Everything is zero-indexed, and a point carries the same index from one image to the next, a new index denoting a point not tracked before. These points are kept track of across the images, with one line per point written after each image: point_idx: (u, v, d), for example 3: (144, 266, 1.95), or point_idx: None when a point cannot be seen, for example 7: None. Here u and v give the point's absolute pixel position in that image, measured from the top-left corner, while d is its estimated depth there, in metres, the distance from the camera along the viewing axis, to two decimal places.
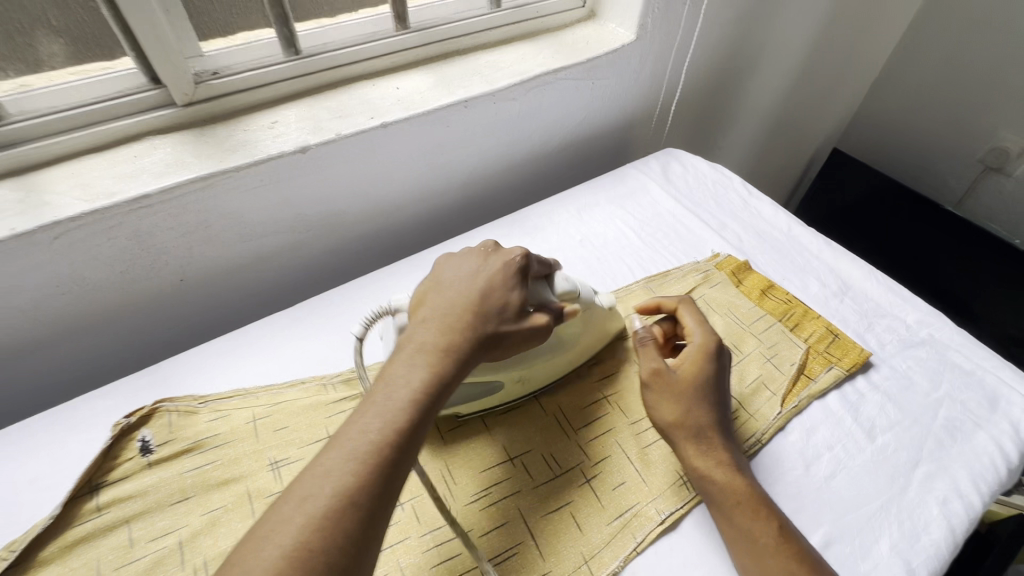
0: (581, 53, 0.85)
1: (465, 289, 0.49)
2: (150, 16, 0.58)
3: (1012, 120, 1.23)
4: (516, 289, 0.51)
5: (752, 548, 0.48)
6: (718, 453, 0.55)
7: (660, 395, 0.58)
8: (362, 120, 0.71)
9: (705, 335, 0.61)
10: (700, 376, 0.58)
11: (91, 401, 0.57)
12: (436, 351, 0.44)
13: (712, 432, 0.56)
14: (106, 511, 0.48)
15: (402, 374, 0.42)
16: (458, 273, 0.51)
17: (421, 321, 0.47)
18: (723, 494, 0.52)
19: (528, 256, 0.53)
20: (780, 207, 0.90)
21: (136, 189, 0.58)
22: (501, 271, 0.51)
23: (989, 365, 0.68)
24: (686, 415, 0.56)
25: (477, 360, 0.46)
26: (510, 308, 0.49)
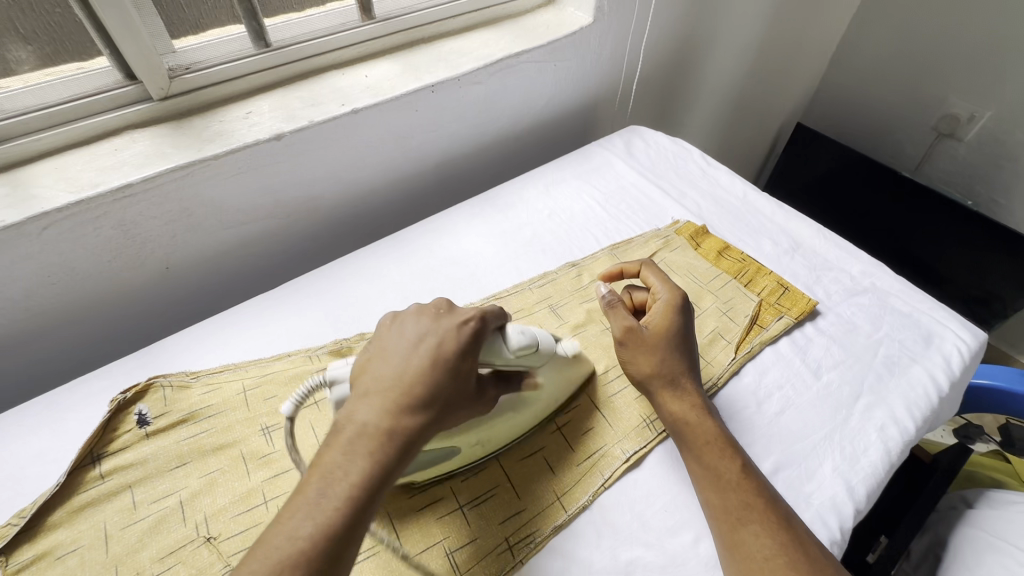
0: (540, 37, 0.92)
1: (413, 361, 0.46)
2: (126, 20, 0.62)
3: (961, 88, 1.40)
4: (468, 359, 0.48)
5: (717, 483, 0.52)
6: (691, 400, 0.59)
7: (635, 352, 0.61)
8: (333, 107, 0.75)
9: (675, 297, 0.64)
10: (671, 328, 0.62)
11: (88, 383, 0.62)
12: (377, 438, 0.42)
13: (686, 380, 0.60)
14: (108, 478, 0.54)
15: (340, 467, 0.40)
16: (402, 336, 0.47)
17: (362, 401, 0.44)
18: (694, 434, 0.56)
19: (484, 321, 0.50)
20: (736, 174, 0.94)
21: (118, 179, 0.63)
22: (454, 339, 0.47)
23: (925, 308, 0.73)
24: (660, 365, 0.60)
25: (424, 437, 0.44)
26: (463, 382, 0.47)
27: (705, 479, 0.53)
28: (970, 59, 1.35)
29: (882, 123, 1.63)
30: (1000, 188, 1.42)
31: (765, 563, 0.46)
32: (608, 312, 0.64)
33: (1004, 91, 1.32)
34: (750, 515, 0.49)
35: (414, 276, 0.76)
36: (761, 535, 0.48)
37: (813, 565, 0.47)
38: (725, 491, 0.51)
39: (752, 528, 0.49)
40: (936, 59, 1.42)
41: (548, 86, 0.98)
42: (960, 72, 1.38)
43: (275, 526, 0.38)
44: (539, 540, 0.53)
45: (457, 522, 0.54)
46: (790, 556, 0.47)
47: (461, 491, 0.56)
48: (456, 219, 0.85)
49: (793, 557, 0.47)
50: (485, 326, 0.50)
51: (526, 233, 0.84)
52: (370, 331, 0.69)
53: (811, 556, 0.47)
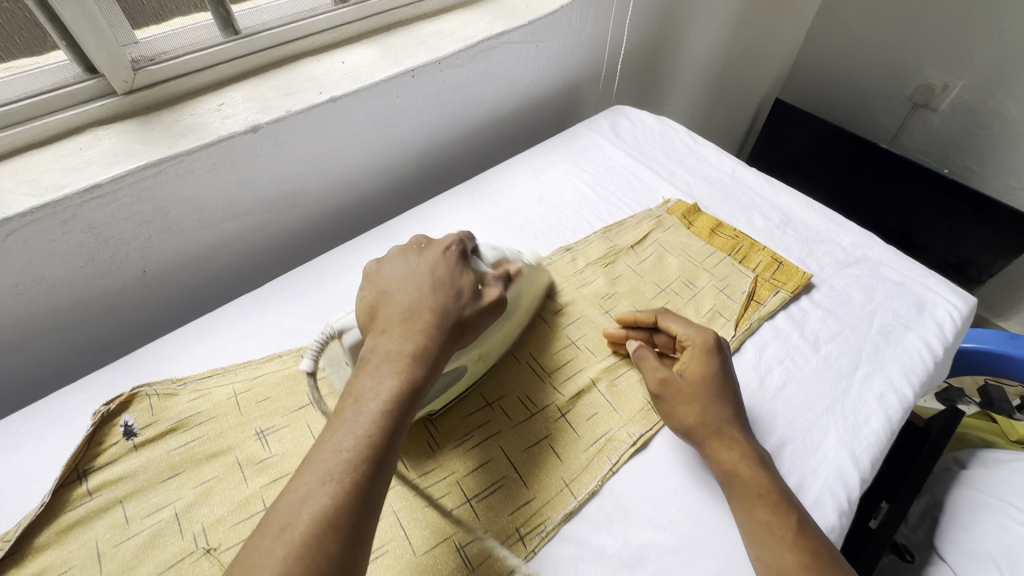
0: (520, 16, 0.89)
1: (414, 290, 0.49)
2: (83, 9, 0.58)
3: (935, 58, 1.42)
4: (464, 276, 0.53)
5: (771, 541, 0.47)
6: (741, 447, 0.53)
7: (675, 405, 0.57)
8: (311, 95, 0.72)
9: (704, 340, 0.59)
10: (709, 372, 0.57)
11: (68, 396, 0.59)
12: (401, 354, 0.44)
13: (734, 425, 0.54)
14: (97, 494, 0.51)
15: (371, 388, 0.42)
16: (397, 276, 0.51)
17: (381, 330, 0.47)
18: (747, 486, 0.51)
19: (460, 244, 0.55)
20: (723, 150, 0.94)
21: (86, 179, 0.59)
22: (442, 262, 0.52)
23: (916, 276, 0.74)
24: (704, 415, 0.55)
25: (446, 353, 0.47)
26: (465, 293, 0.51)
27: (762, 540, 0.48)
28: (944, 28, 1.36)
29: (859, 95, 1.64)
30: (975, 155, 1.44)
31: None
32: (640, 363, 0.61)
33: (977, 58, 1.33)
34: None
35: None
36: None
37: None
38: (786, 552, 0.46)
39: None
40: (909, 29, 1.43)
41: (531, 67, 0.96)
42: (935, 40, 1.40)
43: (320, 449, 0.39)
44: (549, 529, 0.52)
45: (466, 516, 0.53)
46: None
47: (467, 485, 0.55)
48: (444, 208, 0.83)
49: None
50: (463, 249, 0.56)
51: (517, 219, 0.82)
52: None
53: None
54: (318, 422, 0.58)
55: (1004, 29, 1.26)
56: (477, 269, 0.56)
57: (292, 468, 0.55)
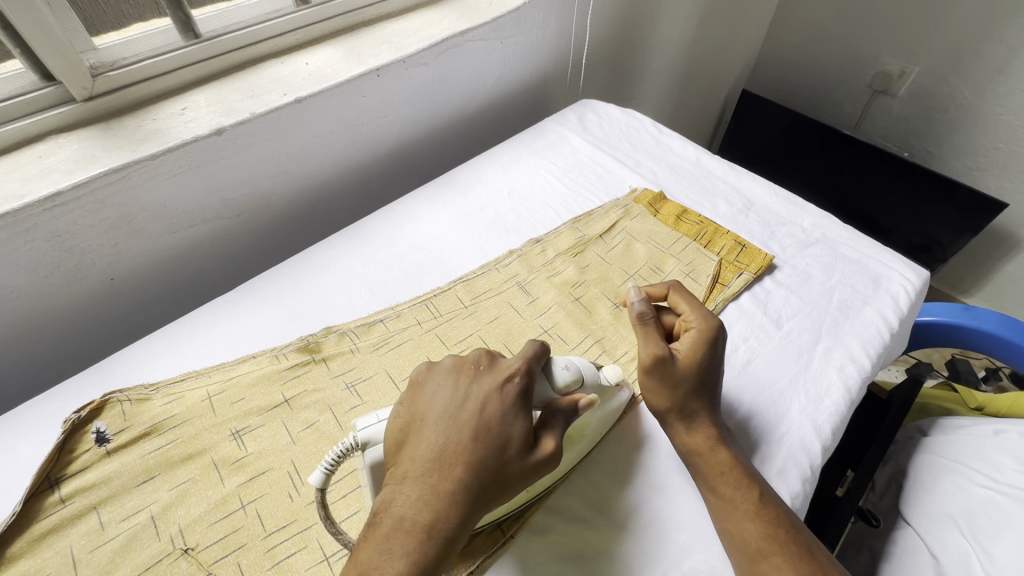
0: (483, 14, 0.90)
1: (456, 443, 0.42)
2: (36, 16, 0.58)
3: (891, 45, 1.47)
4: (520, 418, 0.44)
5: (734, 514, 0.50)
6: (705, 426, 0.55)
7: (652, 386, 0.57)
8: (276, 97, 0.72)
9: (704, 329, 0.58)
10: (701, 363, 0.57)
11: (37, 406, 0.59)
12: (415, 529, 0.39)
13: (702, 404, 0.56)
14: (70, 502, 0.51)
15: (376, 564, 0.38)
16: (441, 408, 0.44)
17: (401, 481, 0.41)
18: (710, 463, 0.53)
19: (525, 372, 0.46)
20: (687, 139, 0.96)
21: (47, 187, 0.58)
22: (495, 397, 0.44)
23: (872, 254, 0.77)
24: (680, 398, 0.55)
25: (471, 520, 0.41)
26: (513, 444, 0.42)
27: (724, 513, 0.50)
28: (902, 14, 1.41)
29: (821, 83, 1.69)
30: (933, 139, 1.49)
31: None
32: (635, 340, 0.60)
33: (930, 45, 1.39)
34: (771, 548, 0.48)
35: (378, 266, 0.75)
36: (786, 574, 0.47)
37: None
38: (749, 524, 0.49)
39: (775, 562, 0.48)
40: (866, 18, 1.48)
41: (497, 63, 0.97)
42: (892, 27, 1.45)
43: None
44: (525, 513, 0.52)
45: None
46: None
47: None
48: (415, 205, 0.84)
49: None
50: (528, 377, 0.46)
51: (488, 214, 0.83)
52: (337, 324, 0.67)
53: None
54: (293, 420, 0.58)
55: (955, 14, 1.31)
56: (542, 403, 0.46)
57: (268, 466, 0.55)
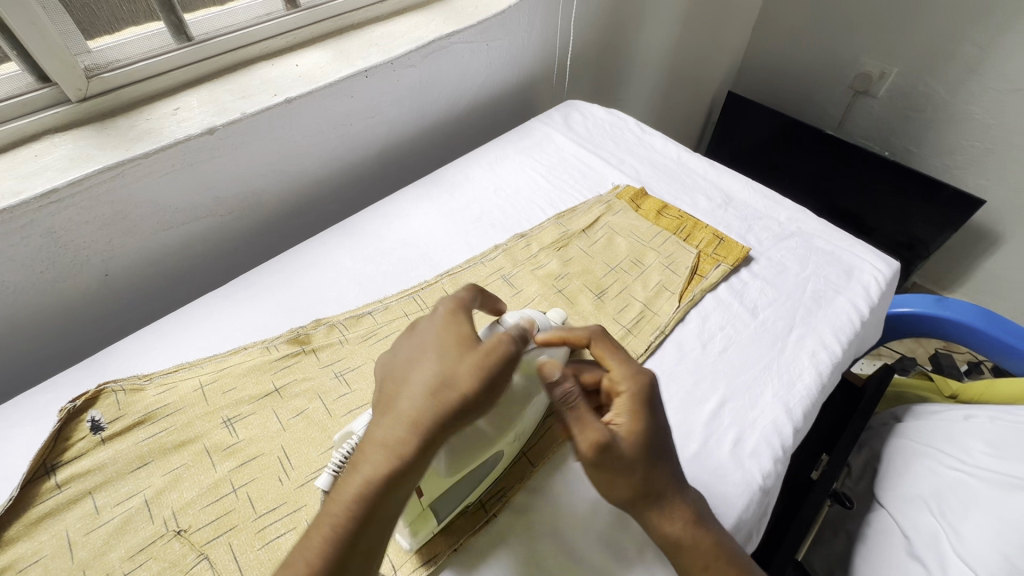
0: (469, 17, 0.93)
1: (411, 369, 0.45)
2: (33, 20, 0.60)
3: (870, 48, 1.51)
4: (456, 328, 0.47)
5: None
6: (681, 515, 0.48)
7: (609, 476, 0.48)
8: (266, 97, 0.74)
9: (630, 381, 0.50)
10: (644, 437, 0.48)
11: (34, 397, 0.60)
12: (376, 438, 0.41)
13: (667, 482, 0.48)
14: (66, 487, 0.53)
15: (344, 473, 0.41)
16: (400, 350, 0.47)
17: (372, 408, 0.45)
18: (694, 558, 0.47)
19: (455, 299, 0.50)
20: (669, 138, 0.99)
21: (43, 184, 0.60)
22: (432, 322, 0.48)
23: (845, 246, 0.80)
24: (642, 486, 0.47)
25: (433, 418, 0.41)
26: (452, 346, 0.45)
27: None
28: (879, 17, 1.45)
29: (804, 85, 1.73)
30: (913, 138, 1.53)
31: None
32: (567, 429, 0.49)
33: (907, 46, 1.43)
34: None
35: (367, 261, 0.77)
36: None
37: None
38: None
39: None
40: (845, 21, 1.52)
41: (483, 65, 1.00)
42: (869, 29, 1.49)
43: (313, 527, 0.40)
44: (508, 493, 0.54)
45: None
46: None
47: None
48: (403, 202, 0.86)
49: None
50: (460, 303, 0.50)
51: (474, 210, 0.85)
52: (327, 317, 0.69)
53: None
54: (283, 408, 0.60)
55: (929, 16, 1.35)
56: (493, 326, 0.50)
57: (259, 451, 0.57)
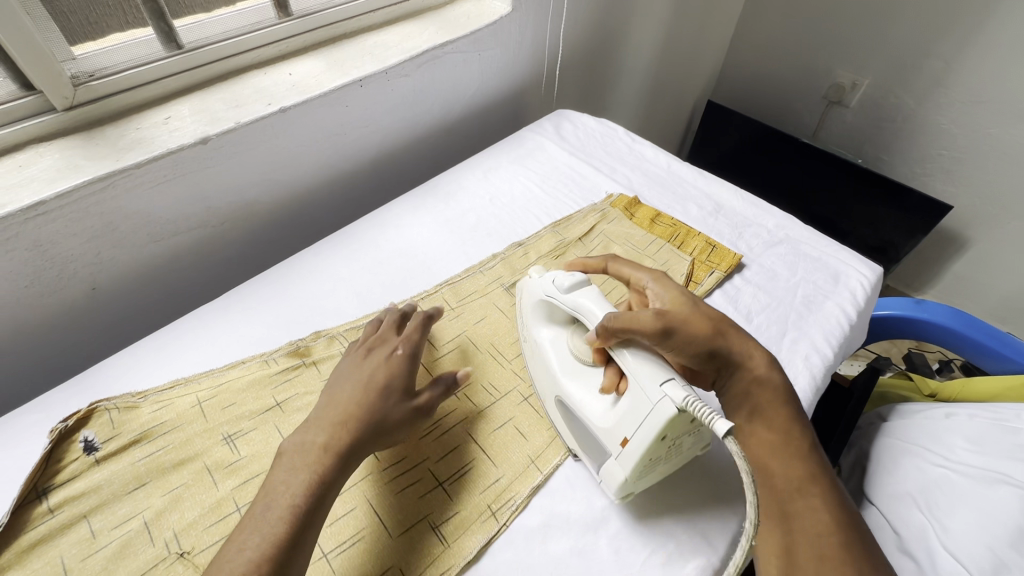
0: (462, 27, 0.94)
1: (355, 397, 0.53)
2: (17, 26, 0.58)
3: (842, 59, 1.57)
4: (404, 376, 0.56)
5: (790, 443, 0.54)
6: (761, 359, 0.59)
7: (685, 329, 0.57)
8: (260, 106, 0.73)
9: (659, 276, 0.64)
10: (683, 296, 0.61)
11: (19, 418, 0.58)
12: (320, 451, 0.49)
13: (744, 339, 0.60)
14: (59, 511, 0.51)
15: (284, 478, 0.47)
16: (344, 380, 0.55)
17: (310, 422, 0.51)
18: (768, 398, 0.57)
19: (405, 346, 0.59)
20: (659, 147, 1.01)
21: (29, 196, 0.58)
22: (385, 366, 0.56)
23: (832, 251, 0.83)
24: (707, 323, 0.59)
25: (364, 448, 0.51)
26: (394, 392, 0.54)
27: (770, 447, 0.53)
28: (851, 31, 1.51)
29: (780, 95, 1.78)
30: (884, 146, 1.59)
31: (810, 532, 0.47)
32: (629, 320, 0.54)
33: (877, 59, 1.49)
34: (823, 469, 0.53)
35: (365, 272, 0.76)
36: (821, 511, 0.48)
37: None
38: (788, 460, 0.52)
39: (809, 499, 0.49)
40: (820, 34, 1.58)
41: (475, 74, 1.00)
42: (842, 43, 1.55)
43: (249, 523, 0.44)
44: (518, 502, 0.55)
45: (440, 498, 0.55)
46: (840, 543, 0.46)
47: (439, 470, 0.57)
48: (398, 212, 0.85)
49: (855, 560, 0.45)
50: (404, 349, 0.59)
51: (470, 219, 0.85)
52: (326, 329, 0.68)
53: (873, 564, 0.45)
54: (286, 422, 0.59)
55: (898, 31, 1.42)
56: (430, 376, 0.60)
57: (262, 468, 0.56)
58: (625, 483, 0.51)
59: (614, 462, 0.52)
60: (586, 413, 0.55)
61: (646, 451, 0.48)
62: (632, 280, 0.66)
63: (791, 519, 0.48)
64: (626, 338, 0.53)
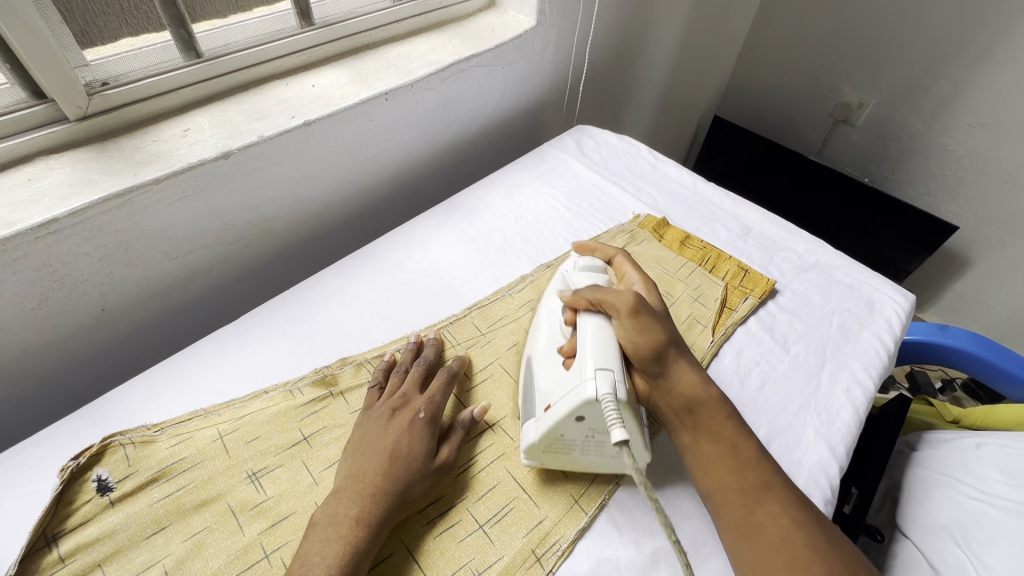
0: (486, 40, 0.91)
1: (376, 465, 0.51)
2: (32, 31, 0.54)
3: (851, 79, 1.58)
4: (427, 437, 0.55)
5: (732, 447, 0.54)
6: (696, 373, 0.58)
7: (653, 319, 0.58)
8: (283, 119, 0.70)
9: (648, 281, 0.68)
10: (660, 302, 0.64)
11: (26, 453, 0.53)
12: (350, 522, 0.48)
13: (687, 354, 0.59)
14: (71, 560, 0.46)
15: (317, 551, 0.46)
16: (368, 447, 0.53)
17: (335, 493, 0.50)
18: (709, 416, 0.56)
19: (428, 405, 0.57)
20: (683, 166, 1.00)
21: (40, 214, 0.54)
22: (407, 431, 0.54)
23: (864, 278, 0.82)
24: (670, 328, 0.59)
25: (392, 517, 0.50)
26: (418, 457, 0.53)
27: (718, 463, 0.53)
28: (861, 51, 1.52)
29: (787, 113, 1.79)
30: (890, 166, 1.59)
31: (782, 545, 0.47)
32: (603, 293, 0.59)
33: (886, 80, 1.50)
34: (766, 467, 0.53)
35: (390, 294, 0.73)
36: (781, 515, 0.49)
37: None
38: (737, 473, 0.52)
39: (770, 510, 0.49)
40: (829, 53, 1.59)
41: (498, 88, 0.98)
42: (851, 63, 1.55)
43: None
44: (564, 545, 0.52)
45: (481, 542, 0.52)
46: (815, 550, 0.47)
47: (479, 511, 0.54)
48: (422, 230, 0.82)
49: (830, 565, 0.46)
50: (428, 407, 0.57)
51: (496, 239, 0.83)
52: (352, 355, 0.65)
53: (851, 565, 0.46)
54: (314, 459, 0.56)
55: (908, 53, 1.42)
56: (450, 428, 0.58)
57: (291, 509, 0.52)
58: (530, 446, 0.54)
59: (532, 424, 0.55)
60: (539, 371, 0.58)
61: (556, 423, 0.52)
62: (623, 278, 0.70)
63: (756, 515, 0.49)
64: (600, 306, 0.58)
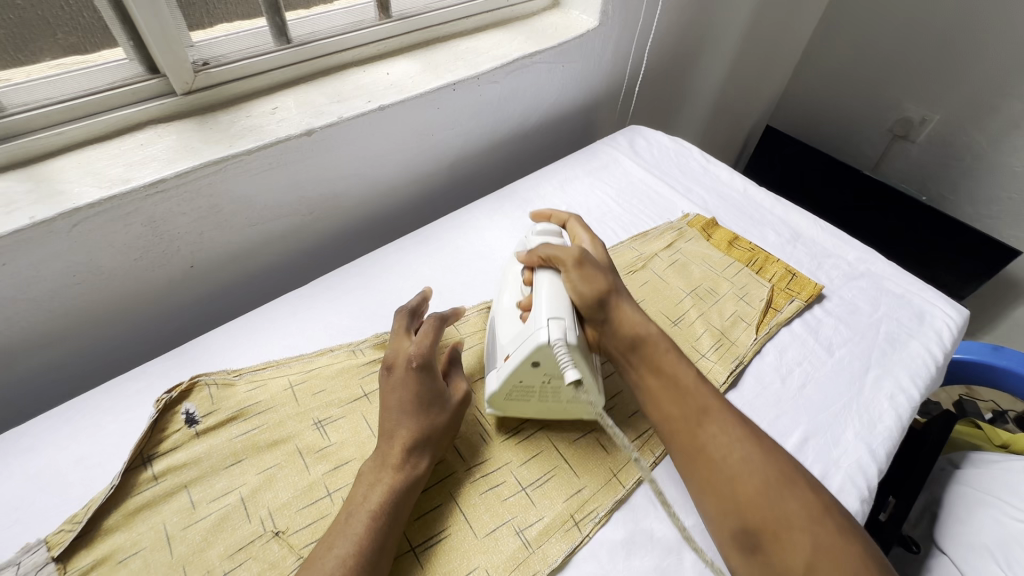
0: (550, 38, 0.95)
1: (394, 419, 0.54)
2: (155, 12, 0.61)
3: (913, 93, 1.54)
4: (434, 385, 0.57)
5: (675, 382, 0.57)
6: (638, 313, 0.61)
7: (592, 270, 0.60)
8: (360, 103, 0.75)
9: (597, 240, 0.69)
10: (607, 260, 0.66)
11: (125, 385, 0.60)
12: (388, 468, 0.51)
13: (627, 296, 0.61)
14: (162, 479, 0.53)
15: (363, 493, 0.50)
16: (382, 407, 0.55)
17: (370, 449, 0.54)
18: (650, 353, 0.59)
19: (421, 355, 0.57)
20: (734, 170, 1.00)
21: (151, 174, 0.61)
22: (411, 383, 0.55)
23: (916, 289, 0.81)
24: (610, 278, 0.61)
25: (425, 457, 0.54)
26: (434, 403, 0.56)
27: (663, 397, 0.57)
28: (926, 66, 1.48)
29: (844, 126, 1.75)
30: (949, 185, 1.54)
31: (724, 461, 0.51)
32: (551, 248, 0.61)
33: (951, 96, 1.45)
34: (704, 395, 0.56)
35: (446, 271, 0.77)
36: (721, 435, 0.53)
37: (790, 489, 0.49)
38: (681, 403, 0.56)
39: (710, 431, 0.54)
40: (892, 66, 1.55)
41: (557, 85, 1.01)
42: (915, 77, 1.52)
43: (336, 531, 0.47)
44: (602, 513, 0.55)
45: (523, 502, 0.55)
46: (755, 460, 0.51)
47: (522, 475, 0.57)
48: (477, 215, 0.87)
49: (764, 471, 0.50)
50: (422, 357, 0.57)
51: None
52: None
53: (790, 475, 0.50)
54: (372, 414, 0.60)
55: (979, 69, 1.37)
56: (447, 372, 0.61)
57: (352, 455, 0.57)
58: (493, 395, 0.58)
59: (493, 374, 0.59)
60: (501, 327, 0.61)
61: (513, 370, 0.55)
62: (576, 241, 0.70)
63: (700, 441, 0.53)
64: (551, 261, 0.61)
